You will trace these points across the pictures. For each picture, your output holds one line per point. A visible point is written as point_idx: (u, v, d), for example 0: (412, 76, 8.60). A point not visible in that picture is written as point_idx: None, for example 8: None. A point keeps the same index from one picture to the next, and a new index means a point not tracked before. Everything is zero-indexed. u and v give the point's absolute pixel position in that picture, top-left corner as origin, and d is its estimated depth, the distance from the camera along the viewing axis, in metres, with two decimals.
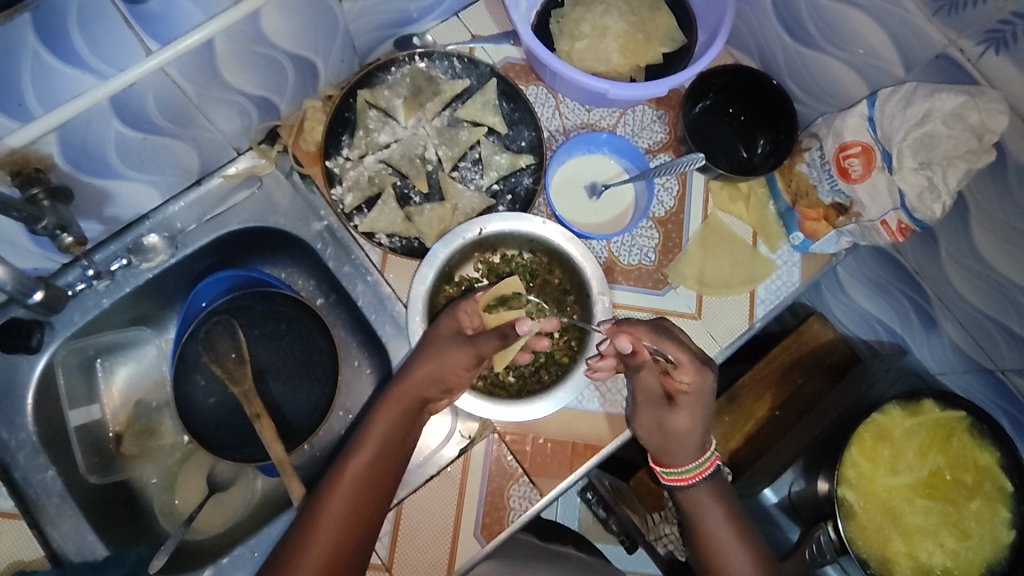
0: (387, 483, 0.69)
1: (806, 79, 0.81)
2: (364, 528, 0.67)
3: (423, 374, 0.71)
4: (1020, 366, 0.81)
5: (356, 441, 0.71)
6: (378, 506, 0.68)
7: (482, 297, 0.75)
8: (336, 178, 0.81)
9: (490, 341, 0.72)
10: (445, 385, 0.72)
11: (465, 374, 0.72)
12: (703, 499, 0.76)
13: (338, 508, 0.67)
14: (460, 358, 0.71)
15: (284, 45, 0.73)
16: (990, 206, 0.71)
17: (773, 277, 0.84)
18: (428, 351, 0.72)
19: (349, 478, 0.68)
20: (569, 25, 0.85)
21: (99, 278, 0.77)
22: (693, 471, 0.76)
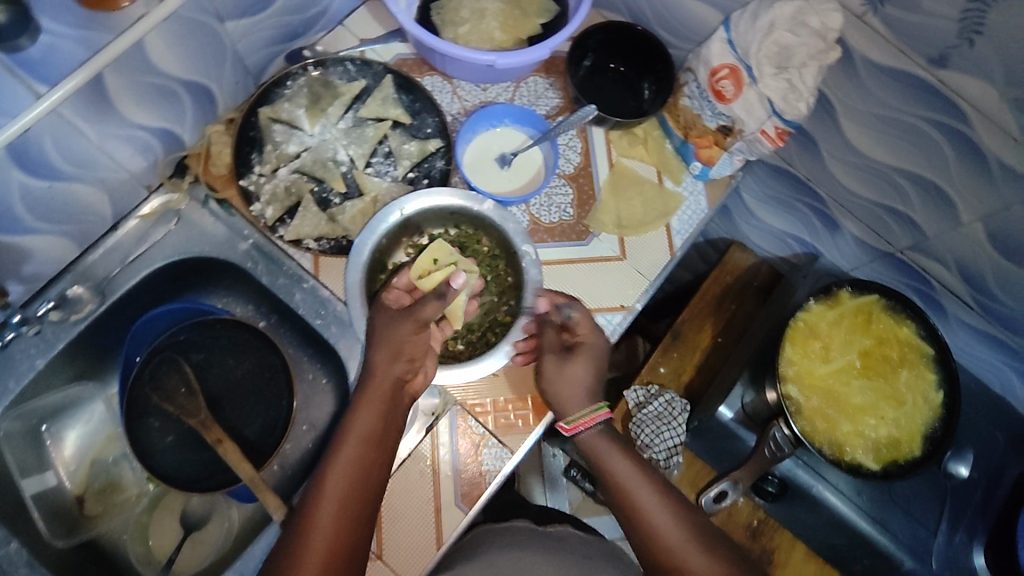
0: (378, 475, 0.66)
1: (673, 23, 0.89)
2: (359, 529, 0.62)
3: (386, 355, 0.70)
4: (913, 242, 0.91)
5: (338, 438, 0.67)
6: (370, 502, 0.64)
7: (413, 269, 0.77)
8: (253, 195, 0.82)
9: (428, 303, 0.71)
10: (410, 358, 0.70)
11: (419, 342, 0.71)
12: (598, 447, 0.72)
13: (327, 515, 0.61)
14: (404, 330, 0.70)
15: (176, 73, 0.74)
16: (849, 101, 0.80)
17: (683, 208, 0.90)
18: (377, 333, 0.71)
19: (336, 473, 0.64)
20: (450, 14, 0.90)
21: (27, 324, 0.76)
22: (585, 418, 0.72)
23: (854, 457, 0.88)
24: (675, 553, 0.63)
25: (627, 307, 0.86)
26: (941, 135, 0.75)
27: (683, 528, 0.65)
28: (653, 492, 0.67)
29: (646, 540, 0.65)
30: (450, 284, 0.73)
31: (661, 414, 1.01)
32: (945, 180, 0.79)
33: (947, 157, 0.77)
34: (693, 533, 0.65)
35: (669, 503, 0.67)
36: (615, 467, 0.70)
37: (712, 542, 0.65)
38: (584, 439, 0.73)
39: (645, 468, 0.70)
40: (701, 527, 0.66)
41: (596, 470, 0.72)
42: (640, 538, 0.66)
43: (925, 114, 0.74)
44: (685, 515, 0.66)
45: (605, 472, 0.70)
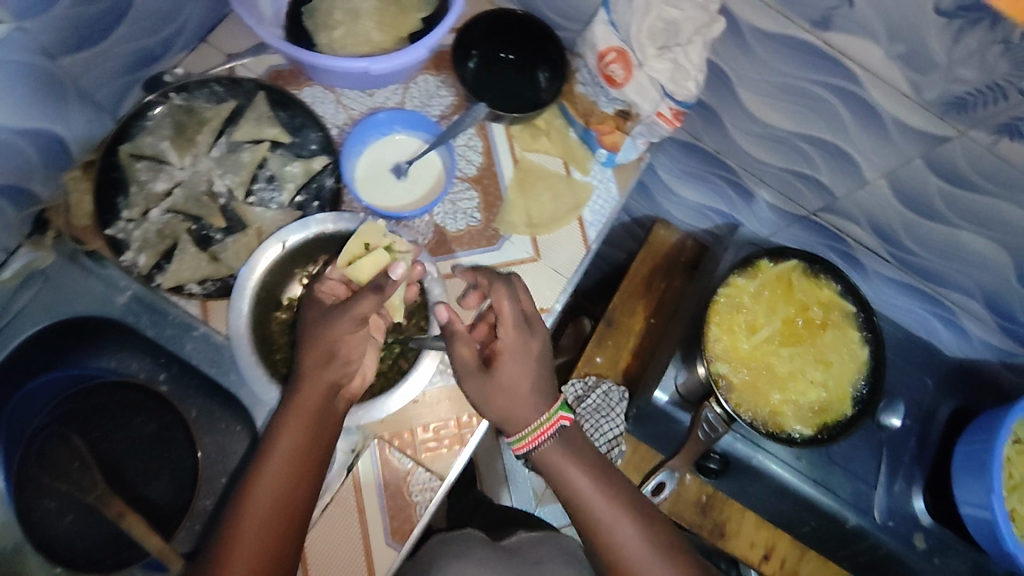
0: (308, 485, 0.63)
1: (557, 2, 0.82)
2: (285, 546, 0.61)
3: (316, 359, 0.64)
4: (824, 203, 0.90)
5: (263, 453, 0.63)
6: (295, 520, 0.62)
7: (342, 256, 0.72)
8: (123, 244, 0.75)
9: (366, 299, 0.63)
10: (345, 358, 0.65)
11: (356, 340, 0.65)
12: (562, 465, 0.69)
13: (250, 538, 0.60)
14: (344, 328, 0.64)
15: (4, 120, 0.66)
16: (743, 71, 0.77)
17: (593, 198, 0.87)
18: (309, 335, 0.66)
19: (261, 494, 0.61)
20: (320, 17, 0.83)
21: None
22: (536, 436, 0.69)
23: (789, 427, 0.87)
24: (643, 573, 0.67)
25: (545, 309, 0.83)
26: (834, 96, 0.73)
27: (652, 548, 0.67)
28: (623, 514, 0.68)
29: (613, 558, 0.68)
30: (388, 274, 0.65)
31: (600, 405, 1.01)
32: (845, 140, 0.78)
33: (842, 118, 0.75)
34: (658, 550, 0.68)
35: (638, 521, 0.69)
36: (579, 484, 0.69)
37: (675, 551, 0.69)
38: (541, 454, 0.70)
39: (609, 483, 0.70)
40: (665, 541, 0.69)
41: (552, 482, 0.70)
42: (606, 554, 0.68)
43: (815, 77, 0.72)
44: (650, 532, 0.68)
45: (566, 488, 0.69)
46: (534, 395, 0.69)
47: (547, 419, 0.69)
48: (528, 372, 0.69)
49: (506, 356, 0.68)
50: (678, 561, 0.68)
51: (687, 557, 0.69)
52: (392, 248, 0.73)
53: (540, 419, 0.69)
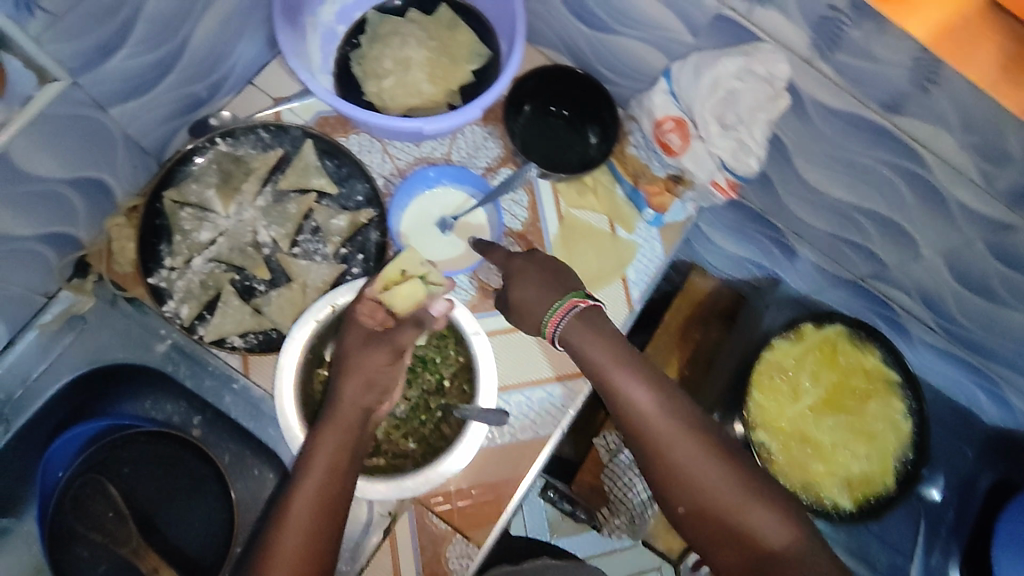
0: (344, 503, 0.62)
1: (611, 61, 0.82)
2: (327, 553, 0.60)
3: (357, 385, 0.64)
4: (873, 271, 0.88)
5: (300, 468, 0.62)
6: (337, 530, 0.61)
7: (380, 278, 0.69)
8: (165, 293, 0.74)
9: (405, 331, 0.67)
10: (381, 388, 0.66)
11: (393, 371, 0.67)
12: (583, 338, 0.68)
13: (293, 546, 0.59)
14: (383, 359, 0.65)
15: (53, 173, 0.65)
16: (803, 142, 0.74)
17: (638, 257, 0.85)
18: (344, 360, 0.66)
19: (300, 505, 0.60)
20: (370, 65, 0.82)
21: None
22: (561, 312, 0.68)
23: (828, 497, 0.86)
24: (718, 505, 0.64)
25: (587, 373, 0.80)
26: (896, 175, 0.71)
27: (725, 477, 0.64)
28: (689, 435, 0.65)
29: (680, 486, 0.65)
30: (431, 310, 0.70)
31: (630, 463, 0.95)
32: (902, 217, 0.76)
33: (904, 197, 0.73)
34: (734, 478, 0.64)
35: (705, 447, 0.65)
36: (640, 402, 0.66)
37: (755, 484, 0.65)
38: (595, 371, 0.67)
39: (674, 407, 0.66)
40: (743, 471, 0.65)
41: (613, 407, 0.67)
42: (671, 479, 0.65)
43: (878, 155, 0.70)
44: (722, 457, 0.65)
45: (629, 414, 0.66)
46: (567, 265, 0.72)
47: (575, 299, 0.69)
48: (546, 273, 0.71)
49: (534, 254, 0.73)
50: (761, 498, 0.64)
51: (767, 488, 0.65)
52: (427, 277, 0.71)
53: (558, 300, 0.69)
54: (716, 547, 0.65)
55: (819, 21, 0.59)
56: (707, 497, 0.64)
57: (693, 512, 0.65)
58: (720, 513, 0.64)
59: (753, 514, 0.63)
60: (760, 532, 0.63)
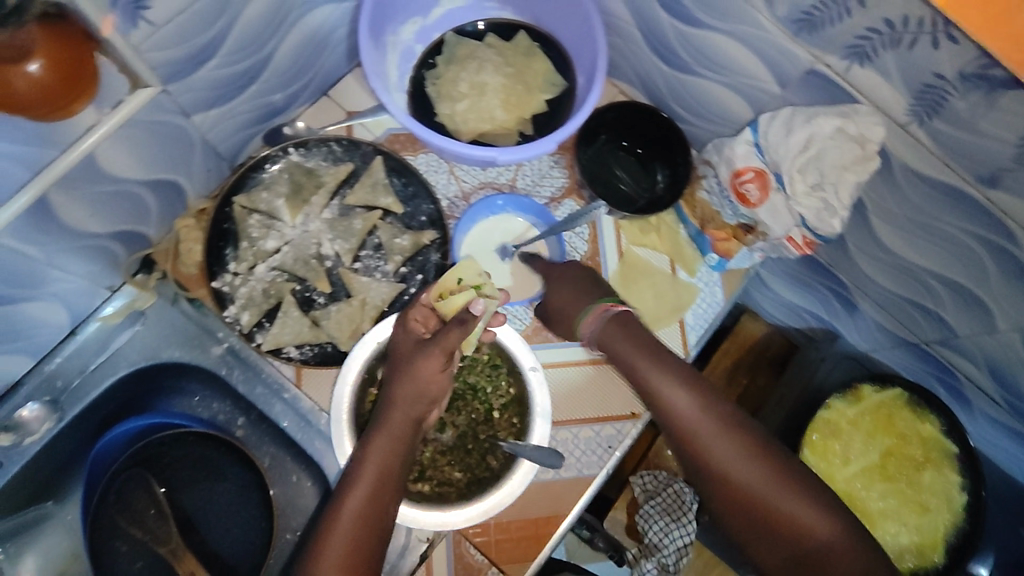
0: (389, 514, 0.63)
1: (689, 101, 0.81)
2: (369, 556, 0.61)
3: (406, 395, 0.65)
4: (941, 337, 0.84)
5: (348, 475, 0.64)
6: (381, 531, 0.62)
7: (435, 287, 0.71)
8: (228, 298, 0.75)
9: (455, 331, 0.64)
10: (429, 398, 0.66)
11: (442, 379, 0.66)
12: (617, 333, 0.70)
13: (340, 544, 0.61)
14: (431, 367, 0.64)
15: (135, 174, 0.66)
16: (883, 203, 0.73)
17: (698, 301, 0.84)
18: (399, 366, 0.66)
19: (347, 513, 0.62)
20: (445, 87, 0.82)
21: None
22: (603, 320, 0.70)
23: None
24: (753, 493, 0.63)
25: (637, 415, 0.78)
26: (981, 246, 0.69)
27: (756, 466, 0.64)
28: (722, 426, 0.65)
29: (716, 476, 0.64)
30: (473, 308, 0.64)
31: (669, 506, 0.94)
32: (981, 288, 0.73)
33: (987, 270, 0.71)
34: (767, 467, 0.64)
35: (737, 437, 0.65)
36: (676, 396, 0.66)
37: (787, 473, 0.64)
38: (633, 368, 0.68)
39: (705, 398, 0.66)
40: (777, 460, 0.64)
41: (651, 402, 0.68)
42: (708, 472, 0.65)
43: (964, 226, 0.68)
44: (756, 444, 0.65)
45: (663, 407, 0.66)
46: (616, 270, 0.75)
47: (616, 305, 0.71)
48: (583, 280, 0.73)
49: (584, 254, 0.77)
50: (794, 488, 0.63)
51: (800, 477, 0.64)
52: (481, 288, 0.72)
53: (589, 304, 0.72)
54: (758, 535, 0.64)
55: (921, 89, 0.59)
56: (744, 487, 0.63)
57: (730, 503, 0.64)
58: (756, 504, 0.63)
59: (789, 505, 0.62)
60: (797, 521, 0.62)
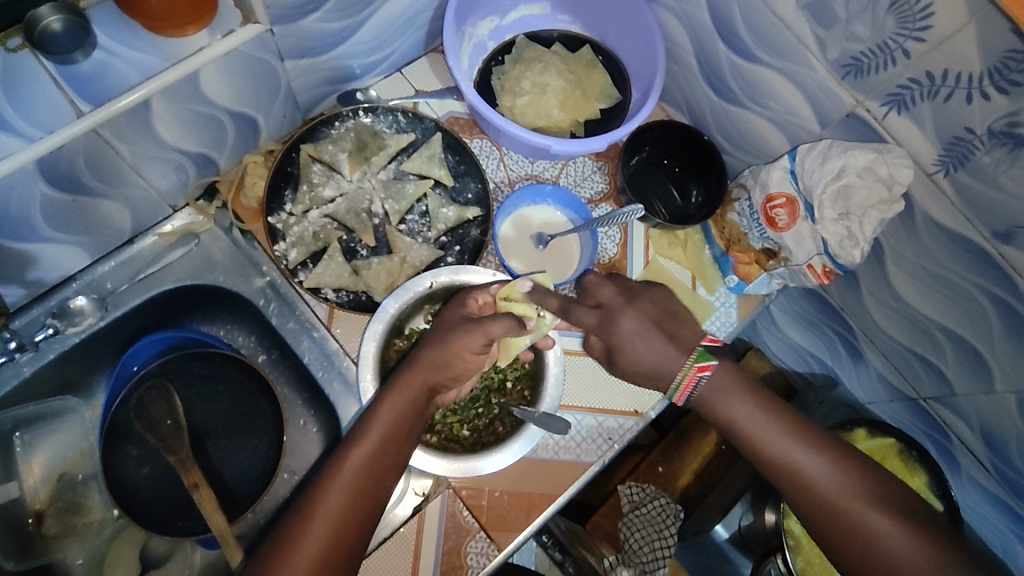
0: (390, 473, 0.65)
1: (731, 131, 0.87)
2: (362, 520, 0.63)
3: (432, 364, 0.67)
4: (940, 394, 0.87)
5: (361, 429, 0.66)
6: (379, 489, 0.64)
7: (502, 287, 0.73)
8: (279, 234, 0.79)
9: (501, 321, 0.67)
10: (452, 372, 0.68)
11: (472, 361, 0.68)
12: (728, 402, 0.66)
13: (341, 490, 0.63)
14: (467, 343, 0.66)
15: (223, 102, 0.71)
16: (902, 250, 0.77)
17: (712, 318, 0.88)
18: (436, 338, 0.69)
19: (352, 463, 0.64)
20: (510, 82, 0.88)
21: (22, 351, 0.73)
22: (684, 388, 0.65)
23: None
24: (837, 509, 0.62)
25: (640, 413, 0.82)
26: (989, 303, 0.72)
27: (846, 480, 0.63)
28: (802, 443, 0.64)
29: (801, 494, 0.64)
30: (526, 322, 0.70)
31: (655, 519, 0.96)
32: (986, 347, 0.76)
33: (993, 328, 0.74)
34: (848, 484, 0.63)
35: (819, 450, 0.65)
36: (745, 420, 0.65)
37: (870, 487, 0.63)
38: (699, 397, 0.66)
39: (786, 422, 0.65)
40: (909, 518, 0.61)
41: (716, 423, 0.67)
42: (792, 489, 0.64)
43: (975, 279, 0.72)
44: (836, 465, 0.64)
45: (737, 431, 0.66)
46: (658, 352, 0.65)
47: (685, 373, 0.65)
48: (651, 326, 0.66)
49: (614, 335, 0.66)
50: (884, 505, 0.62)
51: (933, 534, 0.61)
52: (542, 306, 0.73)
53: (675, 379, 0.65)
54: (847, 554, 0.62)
55: (951, 142, 0.65)
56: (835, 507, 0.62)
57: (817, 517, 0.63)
58: (852, 522, 0.62)
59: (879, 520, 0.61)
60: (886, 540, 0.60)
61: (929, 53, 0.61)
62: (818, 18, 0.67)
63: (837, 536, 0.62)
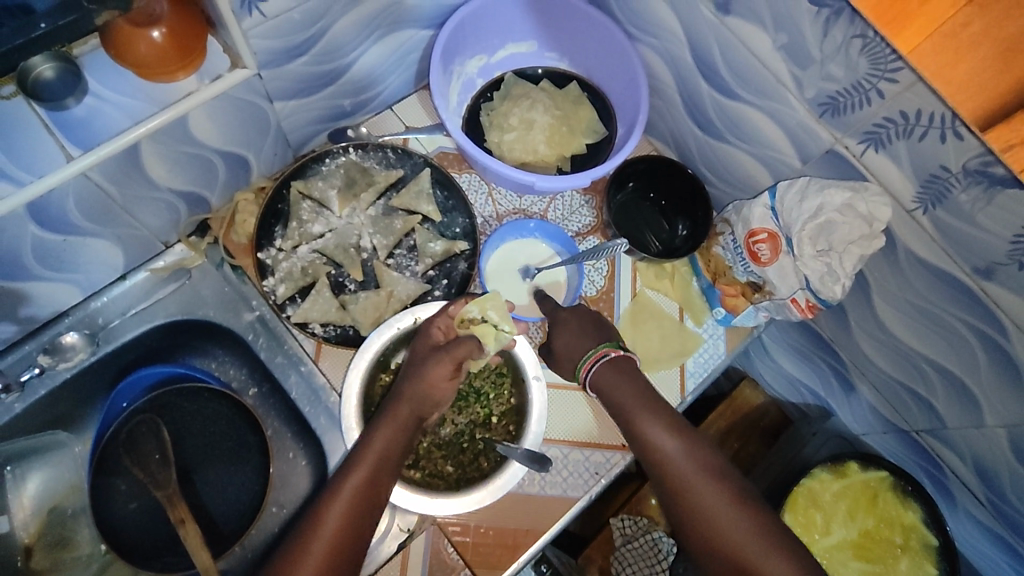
0: (380, 504, 0.67)
1: (716, 165, 0.88)
2: (354, 550, 0.64)
3: (411, 396, 0.68)
4: (932, 428, 0.86)
5: (351, 458, 0.67)
6: (370, 521, 0.66)
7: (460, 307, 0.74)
8: (268, 269, 0.80)
9: (465, 344, 0.70)
10: (433, 401, 0.70)
11: (447, 387, 0.70)
12: (613, 379, 0.74)
13: (333, 524, 0.64)
14: (438, 372, 0.69)
15: (213, 144, 0.73)
16: (886, 284, 0.77)
17: (701, 350, 0.88)
18: (410, 368, 0.70)
19: (343, 497, 0.65)
20: (497, 118, 0.90)
21: (7, 391, 0.74)
22: (590, 361, 0.75)
23: None
24: (692, 489, 0.68)
25: (627, 448, 0.82)
26: (974, 337, 0.72)
27: (698, 462, 0.70)
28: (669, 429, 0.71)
29: (659, 471, 0.70)
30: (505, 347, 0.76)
31: (644, 553, 0.95)
32: (974, 382, 0.76)
33: (979, 363, 0.74)
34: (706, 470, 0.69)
35: (682, 434, 0.71)
36: (628, 404, 0.72)
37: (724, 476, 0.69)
38: (596, 378, 0.75)
39: (662, 408, 0.73)
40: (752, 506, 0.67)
41: (609, 405, 0.75)
42: (654, 468, 0.71)
43: (959, 314, 0.72)
44: (698, 450, 0.70)
45: (618, 409, 0.73)
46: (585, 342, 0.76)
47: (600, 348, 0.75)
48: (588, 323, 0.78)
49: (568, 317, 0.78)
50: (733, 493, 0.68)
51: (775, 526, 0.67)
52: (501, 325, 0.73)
53: (590, 348, 0.76)
54: (693, 538, 0.68)
55: (928, 179, 0.65)
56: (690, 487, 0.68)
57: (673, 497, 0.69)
58: (697, 501, 0.68)
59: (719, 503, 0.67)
60: (724, 523, 0.66)
61: (902, 94, 0.61)
62: (794, 58, 0.68)
63: (684, 515, 0.68)
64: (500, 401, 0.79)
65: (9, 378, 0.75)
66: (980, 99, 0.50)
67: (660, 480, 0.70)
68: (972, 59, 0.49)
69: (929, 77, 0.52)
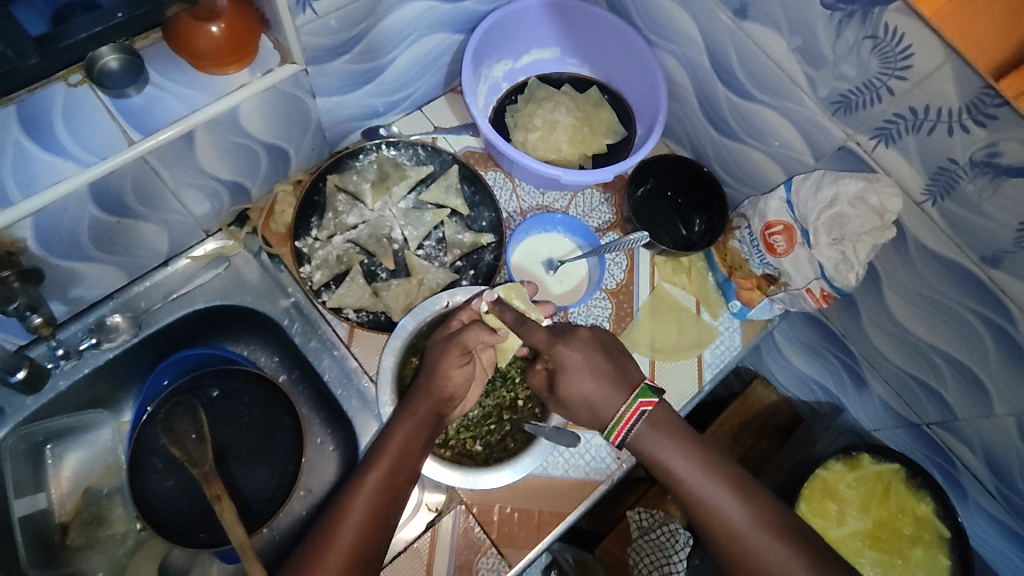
0: (405, 491, 0.67)
1: (731, 164, 0.92)
2: (381, 535, 0.64)
3: (428, 383, 0.71)
4: (942, 420, 0.89)
5: (374, 451, 0.69)
6: (395, 509, 0.66)
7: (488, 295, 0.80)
8: (305, 257, 0.84)
9: (473, 331, 0.73)
10: (451, 389, 0.71)
11: (461, 375, 0.72)
12: (654, 440, 0.69)
13: (358, 512, 0.64)
14: (451, 357, 0.72)
15: (259, 135, 0.77)
16: (897, 276, 0.81)
17: (717, 342, 0.91)
18: (428, 363, 0.73)
19: (368, 485, 0.66)
20: (522, 119, 0.94)
21: (67, 357, 0.78)
22: (623, 424, 0.69)
23: None
24: (754, 548, 0.64)
25: None
26: (983, 327, 0.75)
27: (757, 517, 0.66)
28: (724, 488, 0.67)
29: (716, 534, 0.66)
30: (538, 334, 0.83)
31: (659, 544, 0.94)
32: (984, 371, 0.78)
33: (988, 352, 0.77)
34: (768, 526, 0.65)
35: (737, 492, 0.67)
36: (678, 464, 0.68)
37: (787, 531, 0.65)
38: (635, 438, 0.70)
39: (712, 464, 0.69)
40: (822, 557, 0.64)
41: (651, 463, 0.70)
42: (714, 532, 0.66)
43: (968, 303, 0.75)
44: (754, 504, 0.66)
45: (665, 472, 0.69)
46: (602, 391, 0.69)
47: (629, 406, 0.69)
48: (600, 366, 0.70)
49: (565, 369, 0.71)
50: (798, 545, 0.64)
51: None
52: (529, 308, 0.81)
53: (617, 411, 0.69)
54: None
55: (936, 171, 0.69)
56: (752, 547, 0.64)
57: (734, 561, 0.65)
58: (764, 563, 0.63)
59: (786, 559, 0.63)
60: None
61: (911, 90, 0.66)
62: (809, 59, 0.72)
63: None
64: (526, 384, 0.83)
65: (68, 346, 0.79)
66: (993, 52, 0.58)
67: (718, 543, 0.66)
68: (990, 16, 0.57)
69: (952, 39, 0.59)
